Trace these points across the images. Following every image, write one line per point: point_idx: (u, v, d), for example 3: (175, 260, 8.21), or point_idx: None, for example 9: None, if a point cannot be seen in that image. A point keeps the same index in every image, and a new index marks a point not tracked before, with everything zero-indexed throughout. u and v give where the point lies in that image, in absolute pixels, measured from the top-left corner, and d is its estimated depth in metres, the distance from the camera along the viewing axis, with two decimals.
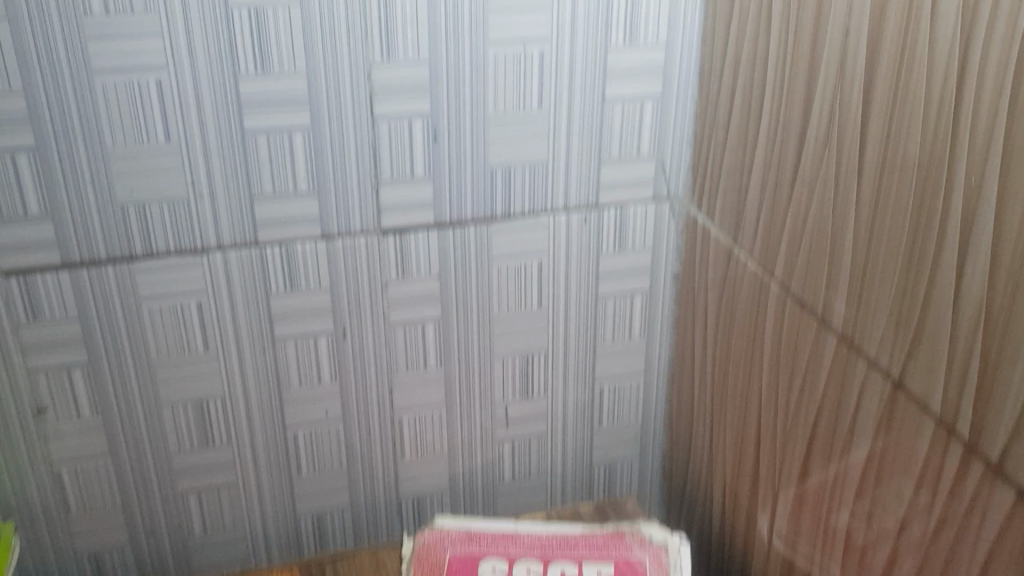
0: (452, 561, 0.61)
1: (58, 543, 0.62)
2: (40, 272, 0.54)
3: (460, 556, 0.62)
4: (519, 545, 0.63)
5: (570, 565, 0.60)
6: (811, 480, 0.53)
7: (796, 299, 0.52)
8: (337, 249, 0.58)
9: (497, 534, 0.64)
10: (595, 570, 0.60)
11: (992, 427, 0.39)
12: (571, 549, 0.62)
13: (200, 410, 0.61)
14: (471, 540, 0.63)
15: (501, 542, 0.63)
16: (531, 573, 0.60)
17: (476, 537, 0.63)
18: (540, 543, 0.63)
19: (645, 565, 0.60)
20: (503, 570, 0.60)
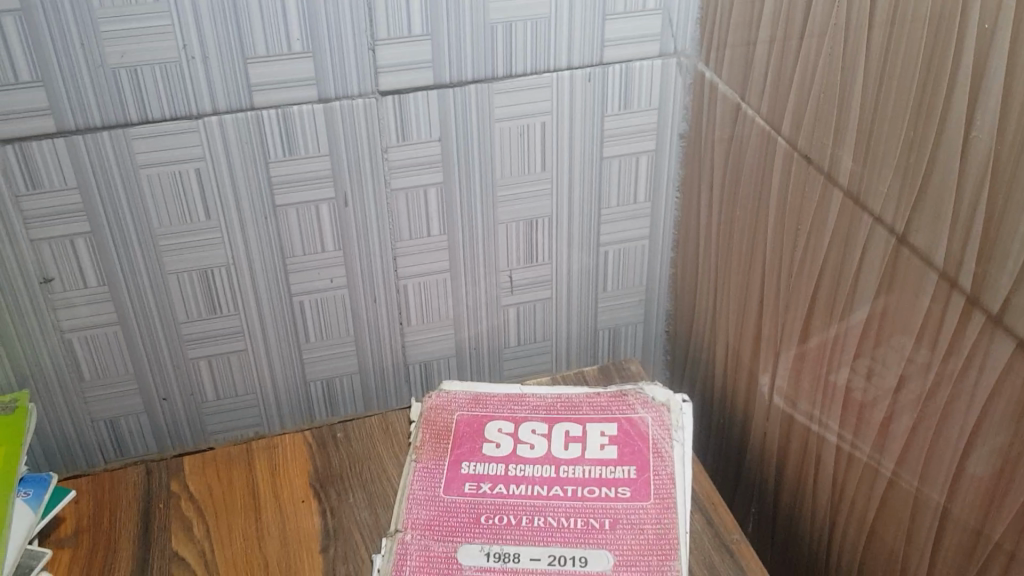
0: (459, 423, 0.63)
1: (74, 408, 0.64)
2: (35, 140, 0.53)
3: (467, 418, 0.63)
4: (524, 406, 0.64)
5: (575, 426, 0.62)
6: (812, 338, 0.54)
7: (803, 155, 0.51)
8: (335, 112, 0.57)
9: (503, 396, 0.65)
10: (598, 430, 0.61)
11: (995, 279, 0.39)
12: (575, 410, 0.63)
13: (205, 279, 0.61)
14: (477, 403, 0.64)
15: (506, 404, 0.64)
16: (536, 434, 0.61)
17: (483, 401, 0.65)
18: (545, 405, 0.64)
19: (647, 425, 0.61)
20: (508, 431, 0.62)
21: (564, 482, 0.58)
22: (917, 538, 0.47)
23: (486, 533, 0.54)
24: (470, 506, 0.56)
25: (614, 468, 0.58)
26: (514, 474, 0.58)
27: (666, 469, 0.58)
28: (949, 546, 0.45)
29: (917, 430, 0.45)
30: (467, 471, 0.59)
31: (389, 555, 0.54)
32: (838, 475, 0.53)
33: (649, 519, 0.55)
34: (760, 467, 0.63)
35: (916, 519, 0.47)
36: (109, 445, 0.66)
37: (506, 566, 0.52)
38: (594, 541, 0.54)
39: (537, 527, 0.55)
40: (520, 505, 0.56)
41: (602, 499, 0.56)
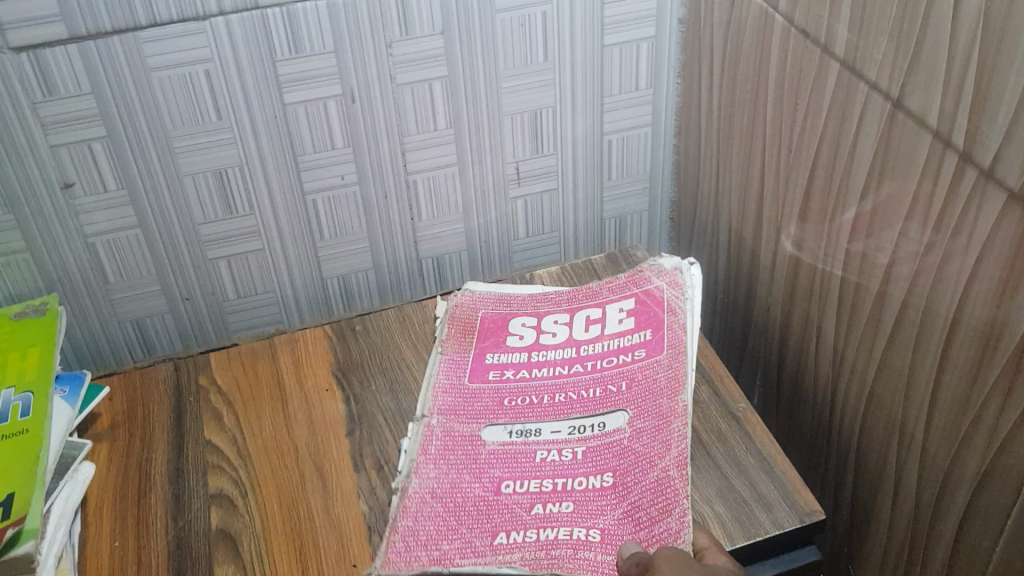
0: (483, 320, 0.65)
1: (101, 311, 0.66)
2: (48, 46, 0.54)
3: (492, 316, 0.65)
4: (548, 299, 0.66)
5: (594, 310, 0.64)
6: (811, 210, 0.55)
7: (800, 30, 0.52)
8: (337, 7, 0.58)
9: (528, 295, 0.66)
10: (616, 308, 0.63)
11: (987, 134, 0.40)
12: (596, 297, 0.65)
13: (220, 179, 0.63)
14: (504, 302, 0.66)
15: (532, 299, 0.66)
16: (559, 323, 0.63)
17: (507, 300, 0.66)
18: (567, 295, 0.66)
19: (664, 292, 0.63)
20: (532, 324, 0.64)
21: (585, 360, 0.60)
22: (915, 392, 0.49)
23: (509, 414, 0.57)
24: (495, 392, 0.59)
25: (631, 337, 0.61)
26: (538, 360, 0.61)
27: (678, 325, 0.61)
28: (944, 396, 0.47)
29: (913, 290, 0.47)
30: (491, 361, 0.61)
31: (416, 437, 0.57)
32: (838, 342, 0.56)
33: (663, 373, 0.58)
34: (764, 340, 0.65)
35: (913, 374, 0.49)
36: (136, 345, 0.69)
37: (527, 440, 0.55)
38: (611, 403, 0.57)
39: (558, 402, 0.57)
40: (543, 386, 0.59)
41: (620, 366, 0.59)
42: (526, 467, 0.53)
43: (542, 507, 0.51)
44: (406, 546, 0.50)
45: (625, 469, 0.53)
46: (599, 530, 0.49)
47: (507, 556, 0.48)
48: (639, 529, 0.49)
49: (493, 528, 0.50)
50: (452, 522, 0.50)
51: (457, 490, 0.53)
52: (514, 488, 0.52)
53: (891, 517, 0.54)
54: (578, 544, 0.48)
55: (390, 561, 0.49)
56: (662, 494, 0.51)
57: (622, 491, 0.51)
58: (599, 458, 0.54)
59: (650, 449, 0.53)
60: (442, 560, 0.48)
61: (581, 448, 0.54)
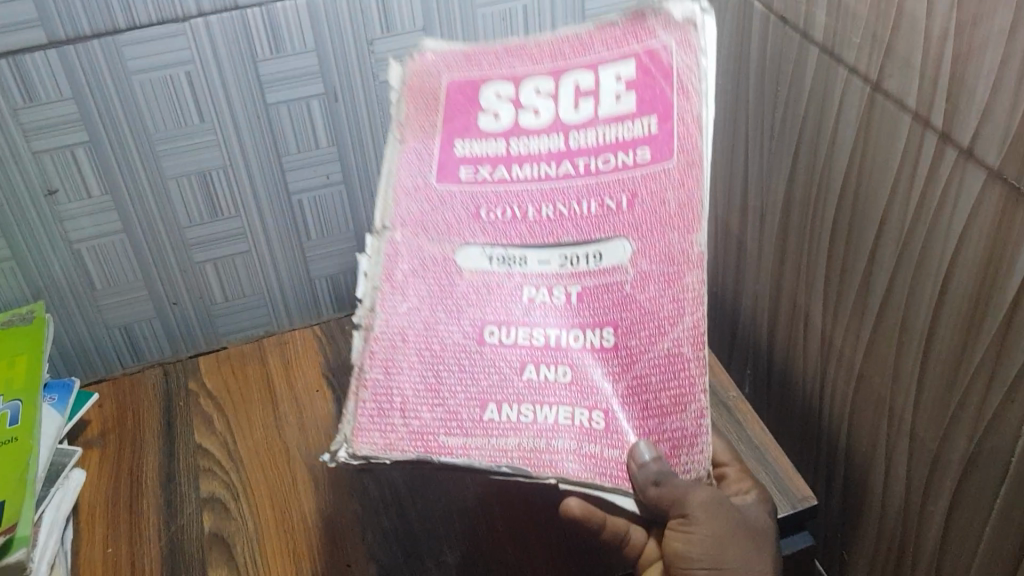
0: (447, 92, 0.46)
1: (89, 318, 0.66)
2: (28, 52, 0.54)
3: (460, 83, 0.46)
4: (523, 58, 0.45)
5: (587, 74, 0.44)
6: (796, 196, 0.56)
7: (779, 17, 0.53)
8: (316, 4, 0.58)
9: (490, 64, 0.46)
10: (613, 74, 0.44)
11: (965, 112, 0.40)
12: (586, 53, 0.44)
13: (204, 182, 0.63)
14: (471, 62, 0.46)
15: (502, 60, 0.46)
16: (541, 94, 0.44)
17: (475, 58, 0.47)
18: (548, 48, 0.45)
19: (670, 54, 0.43)
20: (509, 94, 0.45)
21: (575, 156, 0.43)
22: (903, 375, 0.49)
23: (493, 228, 0.44)
24: (467, 197, 0.44)
25: (633, 125, 0.43)
26: (519, 153, 0.44)
27: (693, 118, 0.42)
28: (932, 378, 0.47)
29: (898, 272, 0.48)
30: (462, 153, 0.45)
31: (378, 258, 0.44)
32: (826, 326, 0.56)
33: (673, 193, 0.42)
34: (753, 327, 0.66)
35: (901, 357, 0.49)
36: (125, 351, 0.69)
37: (510, 272, 0.43)
38: (610, 225, 0.42)
39: (546, 220, 0.43)
40: (526, 191, 0.44)
41: (619, 172, 0.43)
42: (513, 307, 0.43)
43: (535, 371, 0.42)
44: (379, 410, 0.42)
45: (629, 326, 0.42)
46: (603, 412, 0.41)
47: (501, 442, 0.40)
48: (648, 420, 0.41)
49: (479, 393, 0.41)
50: (431, 380, 0.42)
51: (433, 334, 0.43)
52: (500, 339, 0.42)
53: (884, 502, 0.54)
54: (581, 435, 0.41)
55: (364, 431, 0.41)
56: (674, 375, 0.41)
57: (626, 360, 0.42)
58: (595, 305, 0.42)
59: (659, 307, 0.41)
60: (426, 443, 0.41)
61: (576, 288, 0.42)
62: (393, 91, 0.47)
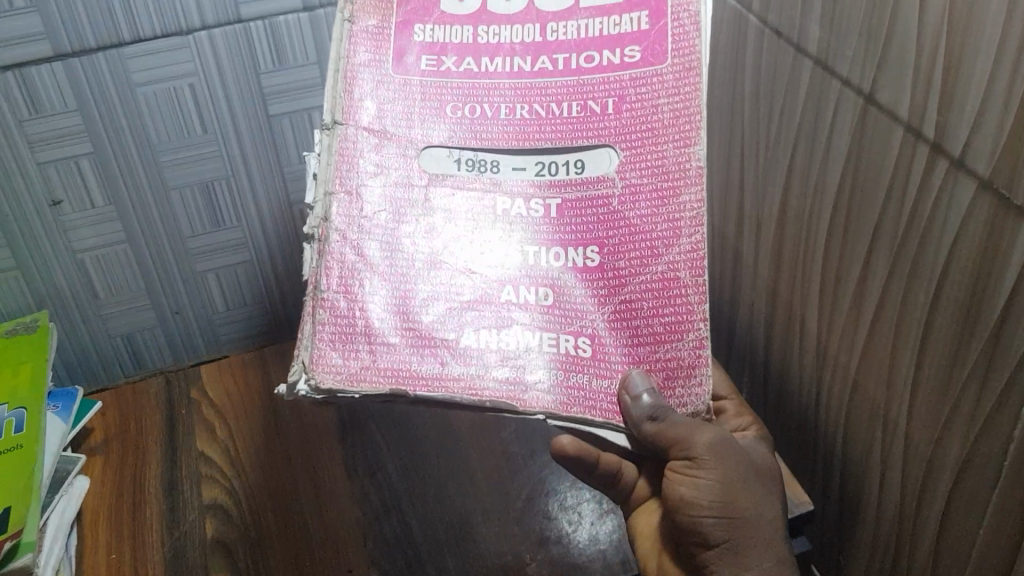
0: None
1: (91, 326, 0.67)
2: (33, 65, 0.55)
3: None
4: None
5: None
6: (791, 206, 0.57)
7: (773, 29, 0.54)
8: (319, 19, 0.59)
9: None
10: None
11: (957, 124, 0.41)
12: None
13: (207, 192, 0.64)
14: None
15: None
16: None
17: None
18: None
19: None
20: None
21: (552, 50, 0.44)
22: (897, 383, 0.50)
23: (458, 129, 0.44)
24: (437, 89, 0.45)
25: (620, 19, 0.43)
26: (489, 44, 0.44)
27: (689, 15, 0.43)
28: (925, 385, 0.48)
29: (891, 281, 0.48)
30: (426, 41, 0.45)
31: (329, 157, 0.44)
32: (821, 333, 0.56)
33: (667, 103, 0.43)
34: (749, 334, 0.66)
35: (895, 364, 0.50)
36: (127, 359, 0.69)
37: (482, 177, 0.44)
38: (594, 133, 0.43)
39: (521, 120, 0.44)
40: (495, 87, 0.44)
41: (602, 72, 0.43)
42: (487, 219, 0.44)
43: (514, 293, 0.43)
44: (340, 333, 0.43)
45: (618, 244, 0.43)
46: (589, 339, 0.43)
47: (481, 372, 0.42)
48: (638, 347, 0.43)
49: (454, 315, 0.43)
50: (398, 299, 0.43)
51: (398, 253, 0.44)
52: (473, 254, 0.44)
53: (879, 508, 0.55)
54: (569, 363, 0.43)
55: (323, 357, 0.42)
56: (666, 299, 0.42)
57: (615, 284, 0.43)
58: (577, 220, 0.43)
59: (651, 227, 0.42)
60: (397, 376, 0.42)
61: (556, 201, 0.43)
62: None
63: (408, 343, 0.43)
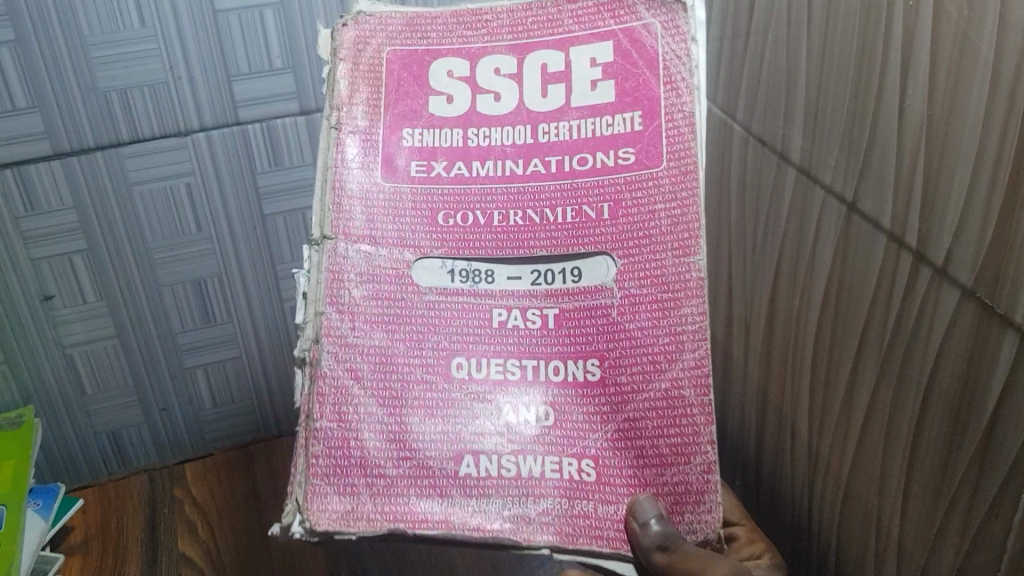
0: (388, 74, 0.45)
1: (77, 422, 0.66)
2: (32, 162, 0.56)
3: (405, 56, 0.45)
4: (479, 33, 0.45)
5: (555, 55, 0.44)
6: (778, 310, 0.57)
7: (758, 138, 0.56)
8: (316, 122, 0.61)
9: (438, 37, 0.45)
10: (586, 57, 0.44)
11: (937, 233, 0.42)
12: (555, 28, 0.44)
13: (199, 289, 0.65)
14: (416, 32, 0.46)
15: (454, 31, 0.45)
16: (504, 75, 0.44)
17: (419, 27, 0.46)
18: (510, 23, 0.45)
19: (654, 40, 0.43)
20: (464, 73, 0.45)
21: (544, 152, 0.43)
22: (888, 493, 0.49)
23: (451, 239, 0.43)
24: (429, 195, 0.44)
25: (612, 120, 0.43)
26: (479, 147, 0.44)
27: (683, 115, 0.42)
28: (915, 496, 0.47)
29: (880, 387, 0.49)
30: (415, 144, 0.44)
31: (319, 274, 0.44)
32: (812, 439, 0.56)
33: (665, 210, 0.42)
34: (742, 437, 0.66)
35: (886, 474, 0.49)
36: (111, 457, 0.68)
37: (476, 289, 0.43)
38: (591, 240, 0.42)
39: (514, 227, 0.43)
40: (487, 193, 0.43)
41: (597, 175, 0.43)
42: (483, 334, 0.43)
43: (513, 413, 0.42)
44: (336, 466, 0.42)
45: (618, 358, 0.42)
46: (592, 461, 0.41)
47: (482, 502, 0.41)
48: (643, 469, 0.41)
49: (452, 440, 0.42)
50: (392, 425, 0.42)
51: (389, 371, 0.43)
52: (469, 374, 0.43)
53: None
54: (570, 489, 0.41)
55: (318, 495, 0.42)
56: (671, 418, 0.41)
57: (618, 402, 0.41)
58: (577, 334, 0.42)
59: (652, 341, 0.41)
60: (396, 514, 0.41)
61: (553, 311, 0.43)
62: (328, 63, 0.46)
63: (406, 473, 0.42)
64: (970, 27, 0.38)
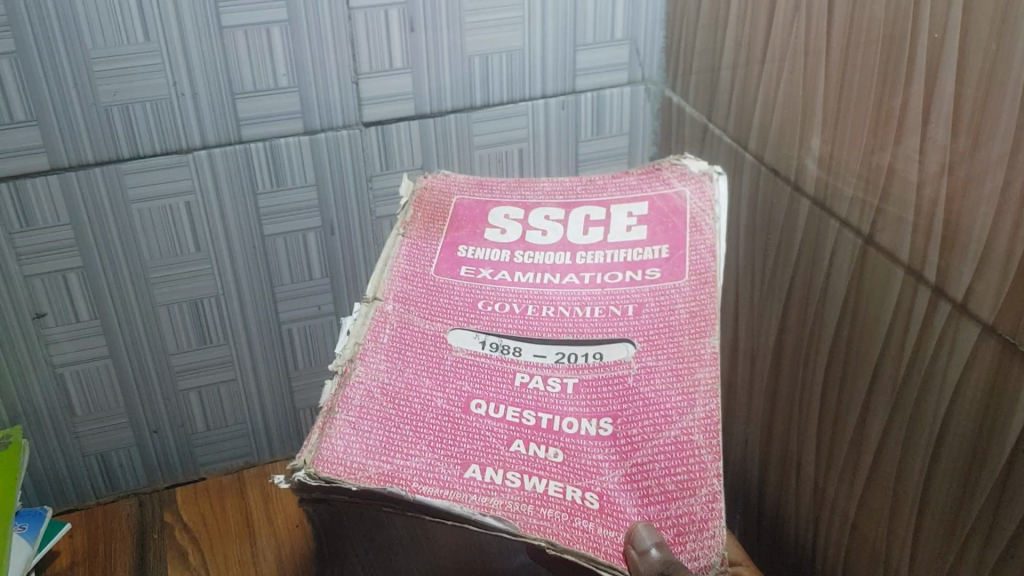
0: (457, 208, 0.51)
1: (65, 444, 0.64)
2: (29, 176, 0.55)
3: (469, 202, 0.51)
4: (536, 194, 0.51)
5: (598, 209, 0.49)
6: (788, 341, 0.57)
7: (770, 168, 0.56)
8: (320, 143, 0.60)
9: None
10: (626, 210, 0.48)
11: (958, 268, 0.41)
12: (601, 193, 0.50)
13: (196, 310, 0.63)
14: (482, 189, 0.52)
15: (514, 192, 0.51)
16: (551, 219, 0.49)
17: (487, 186, 0.52)
18: (562, 189, 0.50)
19: (687, 198, 0.48)
20: (517, 217, 0.49)
21: (580, 270, 0.46)
22: (898, 530, 0.48)
23: (485, 318, 0.44)
24: (468, 290, 0.46)
25: (644, 250, 0.46)
26: (523, 263, 0.47)
27: (707, 245, 0.45)
28: (928, 538, 0.46)
29: (891, 426, 0.48)
30: (464, 255, 0.48)
31: (365, 319, 0.45)
32: (819, 476, 0.55)
33: (684, 304, 0.44)
34: (743, 471, 0.65)
35: (896, 513, 0.48)
36: (100, 480, 0.67)
37: (504, 358, 0.43)
38: (614, 329, 0.43)
39: (545, 317, 0.44)
40: (524, 291, 0.46)
41: (626, 288, 0.45)
42: (503, 388, 0.41)
43: (524, 446, 0.39)
44: (345, 446, 0.39)
45: (631, 416, 0.41)
46: (597, 494, 0.38)
47: (484, 499, 0.37)
48: (649, 505, 0.38)
49: (460, 457, 0.38)
50: (405, 435, 0.39)
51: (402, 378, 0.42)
52: (486, 412, 0.40)
53: None
54: (573, 509, 0.37)
55: (322, 458, 0.38)
56: (679, 460, 0.39)
57: (627, 449, 0.40)
58: (592, 396, 0.42)
59: (665, 400, 0.41)
60: (397, 481, 0.37)
61: (572, 380, 0.42)
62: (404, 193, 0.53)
63: (413, 462, 0.38)
64: (998, 61, 0.37)
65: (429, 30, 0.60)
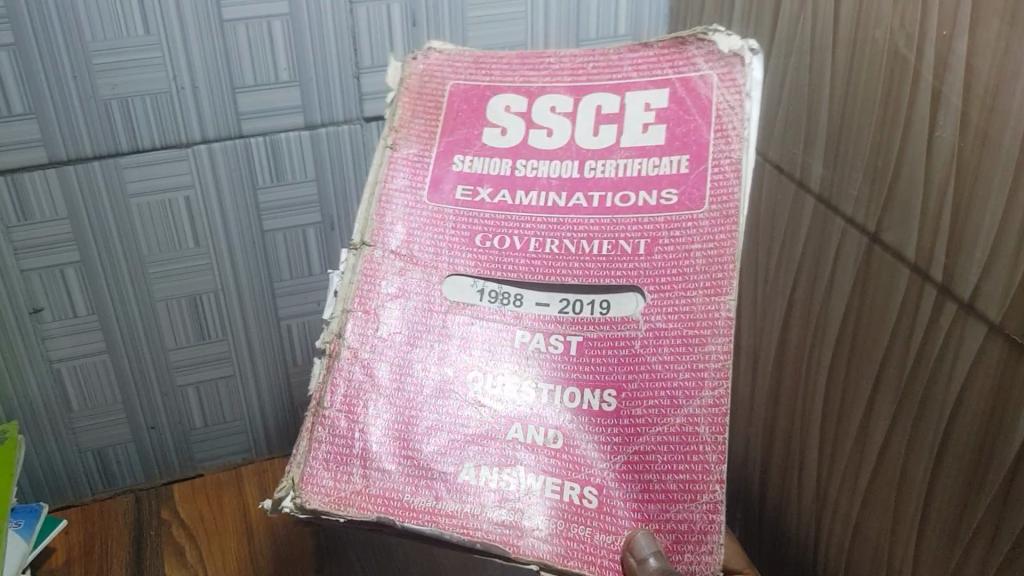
0: (452, 95, 0.46)
1: (61, 440, 0.64)
2: (27, 170, 0.55)
3: (464, 89, 0.46)
4: (540, 74, 0.45)
5: (611, 98, 0.44)
6: (791, 340, 0.56)
7: (775, 164, 0.55)
8: (320, 138, 0.60)
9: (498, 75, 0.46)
10: (641, 102, 0.43)
11: (966, 266, 0.41)
12: (613, 73, 0.44)
13: (194, 306, 0.63)
14: (482, 70, 0.46)
15: (516, 70, 0.46)
16: (557, 113, 0.44)
17: (486, 66, 0.46)
18: (570, 67, 0.45)
19: (710, 90, 0.42)
20: (519, 109, 0.44)
21: (587, 188, 0.42)
22: (902, 530, 0.48)
23: (485, 259, 0.42)
24: (467, 220, 0.43)
25: (660, 162, 0.42)
26: (525, 177, 0.43)
27: (731, 161, 0.41)
28: (931, 539, 0.46)
29: (896, 426, 0.47)
30: (463, 169, 0.44)
31: (354, 275, 0.43)
32: (821, 476, 0.55)
33: (701, 250, 0.40)
34: (744, 471, 0.65)
35: (899, 513, 0.48)
36: (96, 477, 0.66)
37: (505, 311, 0.42)
38: (624, 274, 0.41)
39: (547, 254, 0.42)
40: (528, 219, 0.42)
41: (638, 214, 0.41)
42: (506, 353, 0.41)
43: (522, 432, 0.40)
44: (334, 456, 0.40)
45: (636, 391, 0.40)
46: (596, 490, 0.39)
47: (477, 510, 0.38)
48: (648, 504, 0.38)
49: (457, 449, 0.40)
50: (398, 425, 0.40)
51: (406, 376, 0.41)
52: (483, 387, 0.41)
53: None
54: (569, 513, 0.38)
55: (312, 476, 0.40)
56: (682, 454, 0.39)
57: (631, 432, 0.39)
58: (596, 362, 0.40)
59: (672, 375, 0.39)
60: (387, 504, 0.39)
61: (576, 338, 0.41)
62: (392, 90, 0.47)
63: (402, 470, 0.39)
64: (1008, 61, 0.37)
65: (431, 26, 0.59)
